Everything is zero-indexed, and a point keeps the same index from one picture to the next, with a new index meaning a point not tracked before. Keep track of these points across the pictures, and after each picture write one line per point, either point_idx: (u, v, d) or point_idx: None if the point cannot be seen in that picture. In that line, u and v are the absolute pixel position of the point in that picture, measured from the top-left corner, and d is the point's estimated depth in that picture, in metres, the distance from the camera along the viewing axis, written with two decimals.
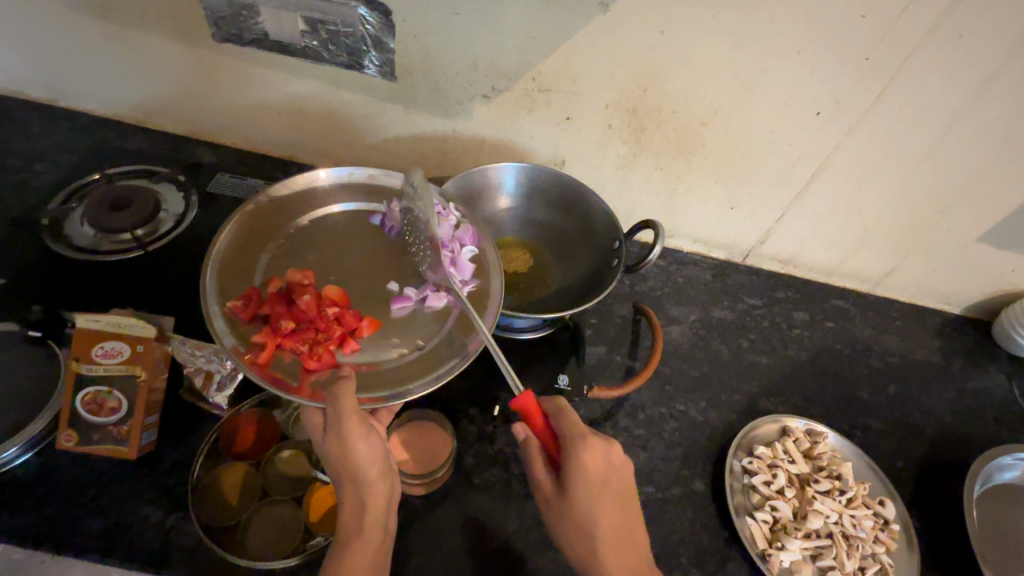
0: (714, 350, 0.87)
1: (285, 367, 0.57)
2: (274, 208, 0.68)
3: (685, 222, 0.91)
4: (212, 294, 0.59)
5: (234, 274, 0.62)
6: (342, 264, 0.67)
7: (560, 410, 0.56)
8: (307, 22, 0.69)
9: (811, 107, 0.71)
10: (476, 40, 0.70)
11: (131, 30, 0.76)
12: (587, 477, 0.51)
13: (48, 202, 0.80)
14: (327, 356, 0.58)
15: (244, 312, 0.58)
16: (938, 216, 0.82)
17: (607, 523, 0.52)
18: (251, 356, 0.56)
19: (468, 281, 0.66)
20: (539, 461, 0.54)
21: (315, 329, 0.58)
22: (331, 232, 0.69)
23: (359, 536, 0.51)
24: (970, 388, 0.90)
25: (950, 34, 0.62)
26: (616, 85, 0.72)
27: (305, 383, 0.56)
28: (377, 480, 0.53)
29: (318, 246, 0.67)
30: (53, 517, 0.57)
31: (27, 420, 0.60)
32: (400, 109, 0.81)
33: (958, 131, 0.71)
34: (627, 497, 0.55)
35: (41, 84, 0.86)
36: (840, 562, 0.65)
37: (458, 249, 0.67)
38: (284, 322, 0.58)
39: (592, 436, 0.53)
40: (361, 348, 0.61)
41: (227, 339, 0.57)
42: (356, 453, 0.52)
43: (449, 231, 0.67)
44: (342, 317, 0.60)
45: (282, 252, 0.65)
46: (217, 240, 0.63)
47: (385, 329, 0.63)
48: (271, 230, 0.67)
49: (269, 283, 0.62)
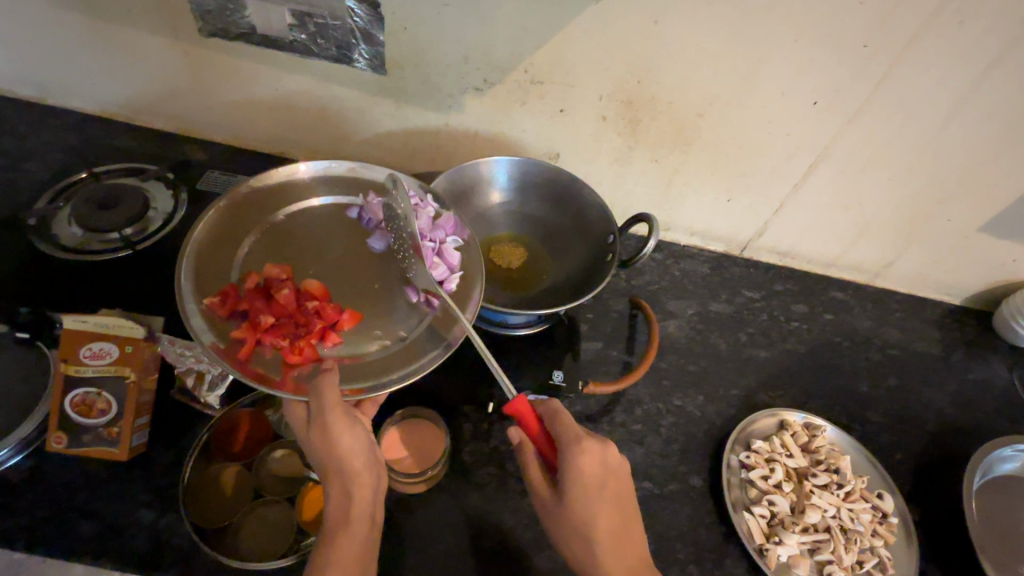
0: (712, 344, 0.86)
1: (266, 362, 0.56)
2: (252, 202, 0.67)
3: (683, 215, 0.90)
4: (188, 290, 0.58)
5: (211, 268, 0.61)
6: (323, 258, 0.66)
7: (554, 412, 0.56)
8: (295, 15, 0.69)
9: (808, 97, 0.70)
10: (467, 32, 0.69)
11: (117, 25, 0.75)
12: (582, 477, 0.51)
13: (37, 201, 0.79)
14: (308, 350, 0.58)
15: (222, 308, 0.58)
16: (937, 206, 0.81)
17: (606, 523, 0.52)
18: (232, 352, 0.56)
19: (455, 269, 0.66)
20: (535, 463, 0.55)
21: (296, 324, 0.59)
22: (309, 227, 0.68)
23: (347, 527, 0.51)
24: (971, 379, 0.89)
25: (951, 19, 0.61)
26: (609, 77, 0.71)
27: (288, 378, 0.55)
28: (363, 471, 0.53)
29: (298, 241, 0.67)
30: (44, 520, 0.56)
31: (16, 423, 0.60)
32: (390, 103, 0.79)
33: (959, 120, 0.70)
34: (626, 497, 0.54)
35: (27, 82, 0.85)
36: (838, 556, 0.65)
37: (442, 238, 0.66)
38: (264, 317, 0.57)
39: (586, 439, 0.53)
40: (343, 341, 0.60)
41: (205, 335, 0.56)
42: (339, 442, 0.52)
43: (428, 221, 0.67)
44: (323, 310, 0.60)
45: (261, 247, 0.65)
46: (191, 234, 0.62)
47: (366, 322, 0.62)
48: (250, 225, 0.66)
49: (246, 279, 0.61)
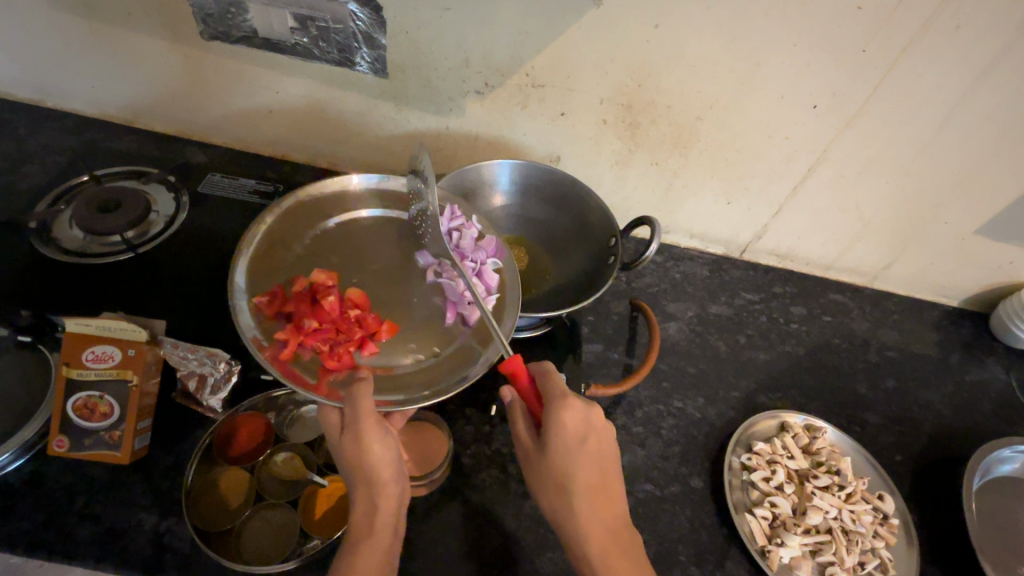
0: (712, 347, 0.86)
1: (305, 364, 0.57)
2: (306, 209, 0.69)
3: (682, 218, 0.90)
4: (239, 287, 0.60)
5: (259, 272, 0.62)
6: (367, 268, 0.67)
7: (544, 371, 0.57)
8: (296, 18, 0.68)
9: (807, 101, 0.71)
10: (467, 37, 0.69)
11: (118, 29, 0.75)
12: (564, 430, 0.52)
13: (36, 203, 0.79)
14: (347, 357, 0.59)
15: (267, 308, 0.59)
16: (936, 209, 0.82)
17: (584, 476, 0.53)
18: (273, 351, 0.57)
19: (492, 292, 0.66)
20: (523, 419, 0.55)
21: (336, 329, 0.59)
22: (357, 237, 0.69)
23: (370, 537, 0.51)
24: (969, 381, 0.90)
25: (948, 24, 0.61)
26: (610, 80, 0.72)
27: (323, 382, 0.56)
28: (389, 482, 0.52)
29: (343, 250, 0.68)
30: (44, 524, 0.56)
31: (16, 427, 0.59)
32: (392, 107, 0.80)
33: (956, 123, 0.71)
34: (609, 458, 0.55)
35: (28, 84, 0.85)
36: (840, 558, 0.65)
37: (482, 260, 0.68)
38: (307, 321, 0.58)
39: (571, 397, 0.54)
40: (379, 351, 0.62)
41: (249, 332, 0.57)
42: (370, 451, 0.52)
43: (472, 243, 0.68)
44: (363, 319, 0.61)
45: (311, 254, 0.66)
46: (248, 235, 0.64)
47: (402, 336, 0.63)
48: (302, 231, 0.67)
49: (294, 282, 0.63)
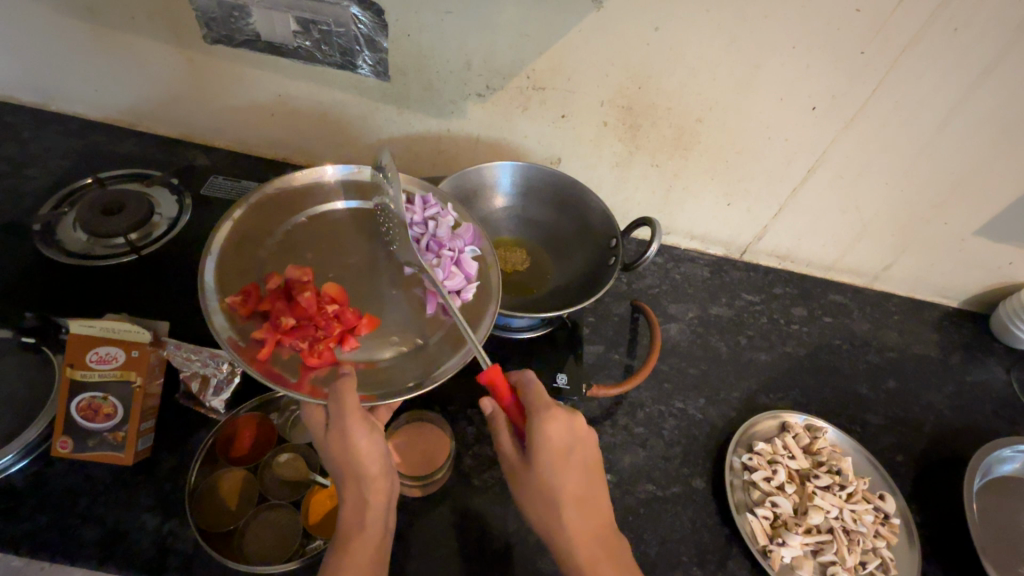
0: (713, 348, 0.86)
1: (284, 364, 0.57)
2: (279, 202, 0.70)
3: (683, 219, 0.91)
4: (212, 288, 0.60)
5: (236, 268, 0.63)
6: (342, 260, 0.68)
7: (525, 380, 0.57)
8: (299, 22, 0.69)
9: (806, 103, 0.71)
10: (468, 39, 0.69)
11: (122, 33, 0.76)
12: (549, 442, 0.53)
13: (41, 206, 0.79)
14: (327, 353, 0.59)
15: (242, 308, 0.59)
16: (932, 211, 0.83)
17: (570, 487, 0.53)
18: (251, 352, 0.57)
19: (472, 280, 0.67)
20: (506, 430, 0.55)
21: (316, 325, 0.60)
22: (331, 229, 0.70)
23: (360, 533, 0.51)
24: (970, 382, 0.90)
25: (946, 27, 0.62)
26: (610, 83, 0.72)
27: (305, 380, 0.57)
28: (378, 477, 0.53)
29: (317, 244, 0.68)
30: (47, 526, 0.56)
31: (21, 428, 0.60)
32: (393, 109, 0.80)
33: (954, 124, 0.71)
34: (592, 466, 0.56)
35: (32, 88, 0.86)
36: (840, 558, 0.65)
37: (460, 249, 0.68)
38: (284, 318, 0.58)
39: (555, 407, 0.54)
40: (360, 345, 0.62)
41: (225, 333, 0.57)
42: (357, 445, 0.52)
43: (448, 231, 0.67)
44: (342, 313, 0.61)
45: (285, 247, 0.67)
46: (218, 233, 0.64)
47: (383, 329, 0.64)
48: (274, 225, 0.68)
49: (269, 279, 0.63)
